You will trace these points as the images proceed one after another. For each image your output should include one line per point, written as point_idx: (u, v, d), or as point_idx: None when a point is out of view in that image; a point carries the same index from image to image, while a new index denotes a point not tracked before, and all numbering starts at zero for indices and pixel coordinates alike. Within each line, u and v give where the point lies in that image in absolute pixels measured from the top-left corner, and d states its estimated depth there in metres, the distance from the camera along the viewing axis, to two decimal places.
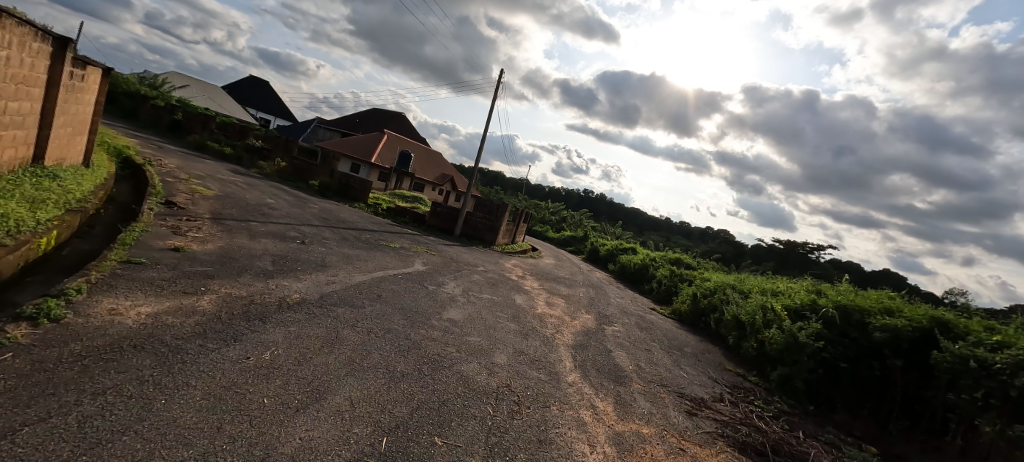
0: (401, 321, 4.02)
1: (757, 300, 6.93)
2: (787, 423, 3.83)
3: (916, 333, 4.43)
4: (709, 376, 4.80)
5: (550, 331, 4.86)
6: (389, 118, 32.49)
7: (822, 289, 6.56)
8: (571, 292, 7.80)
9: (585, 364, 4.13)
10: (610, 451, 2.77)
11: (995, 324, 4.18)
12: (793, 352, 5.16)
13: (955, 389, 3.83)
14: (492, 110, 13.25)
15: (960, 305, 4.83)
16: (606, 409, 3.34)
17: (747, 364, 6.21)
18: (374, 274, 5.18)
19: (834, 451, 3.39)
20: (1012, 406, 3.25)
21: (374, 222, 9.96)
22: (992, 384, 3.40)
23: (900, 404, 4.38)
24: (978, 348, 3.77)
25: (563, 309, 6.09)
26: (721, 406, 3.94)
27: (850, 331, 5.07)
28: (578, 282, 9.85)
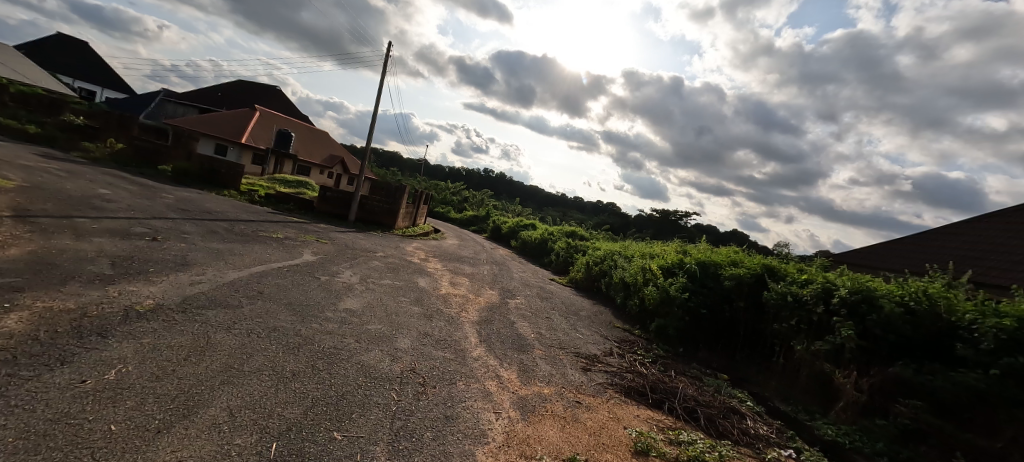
0: (288, 317, 3.66)
1: (638, 263, 7.84)
2: (663, 365, 4.44)
3: (753, 278, 5.39)
4: (601, 335, 5.33)
5: (454, 310, 4.90)
6: (265, 94, 28.74)
7: (687, 249, 7.64)
8: (475, 270, 7.92)
9: (489, 338, 4.26)
10: (514, 415, 2.95)
11: (804, 266, 5.30)
12: (665, 304, 6.10)
13: (778, 319, 4.82)
14: (382, 86, 12.58)
15: (781, 253, 6.06)
16: (510, 377, 3.51)
17: (632, 320, 7.06)
18: (252, 269, 4.61)
19: (698, 382, 4.03)
20: (813, 328, 4.28)
21: (254, 212, 8.82)
22: (802, 313, 4.41)
23: (744, 338, 5.37)
24: (793, 285, 4.77)
25: (467, 287, 6.17)
26: (612, 358, 4.41)
27: (707, 281, 5.98)
28: (482, 261, 9.99)
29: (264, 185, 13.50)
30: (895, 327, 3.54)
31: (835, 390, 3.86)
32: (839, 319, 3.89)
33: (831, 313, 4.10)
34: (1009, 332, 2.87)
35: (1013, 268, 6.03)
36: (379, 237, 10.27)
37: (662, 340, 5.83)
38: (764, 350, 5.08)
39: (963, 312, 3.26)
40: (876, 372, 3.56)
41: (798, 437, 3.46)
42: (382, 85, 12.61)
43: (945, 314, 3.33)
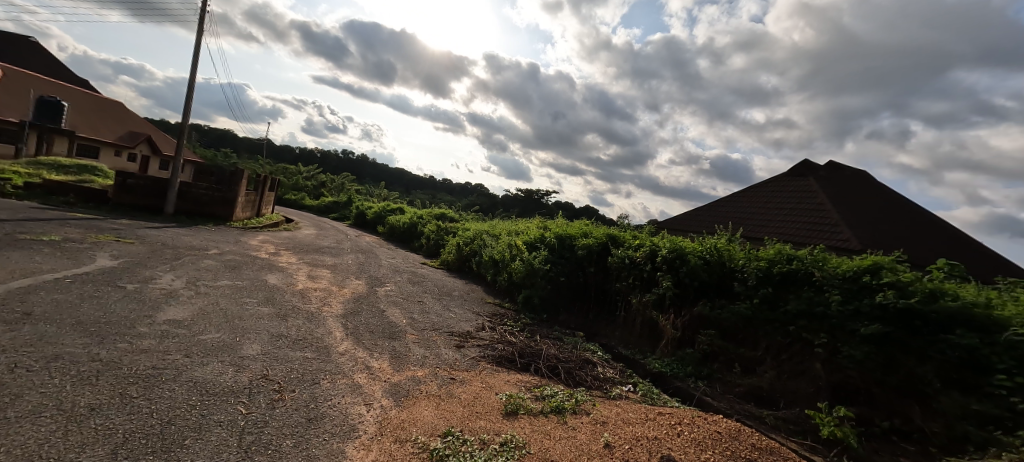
0: (77, 340, 2.84)
1: (505, 241, 8.30)
2: (530, 332, 4.85)
3: (600, 246, 6.25)
4: (473, 312, 5.56)
5: (314, 306, 4.51)
6: (15, 48, 21.13)
7: (547, 225, 8.38)
8: (337, 261, 7.36)
9: (357, 330, 4.05)
10: (387, 403, 2.89)
11: (637, 233, 6.31)
12: (530, 276, 6.61)
13: (619, 279, 5.68)
14: (197, 50, 10.49)
15: (621, 223, 7.12)
16: (381, 366, 3.41)
17: (501, 294, 7.52)
18: (9, 285, 3.44)
19: (559, 342, 4.51)
20: (644, 283, 5.22)
21: (5, 209, 6.51)
22: (637, 272, 5.34)
23: (594, 297, 6.09)
24: (629, 250, 5.65)
25: (329, 280, 5.73)
26: (484, 333, 4.63)
27: (564, 252, 6.69)
28: (347, 250, 9.32)
29: (22, 172, 10.02)
30: (697, 274, 4.55)
31: (659, 332, 4.76)
32: (661, 273, 4.92)
33: (655, 268, 5.10)
34: (763, 270, 4.09)
35: (764, 223, 8.37)
36: (213, 231, 8.63)
37: (528, 309, 6.34)
38: (608, 305, 5.84)
39: (736, 259, 4.42)
40: (686, 313, 4.56)
41: (636, 374, 4.17)
42: (198, 48, 10.52)
43: (728, 261, 4.46)
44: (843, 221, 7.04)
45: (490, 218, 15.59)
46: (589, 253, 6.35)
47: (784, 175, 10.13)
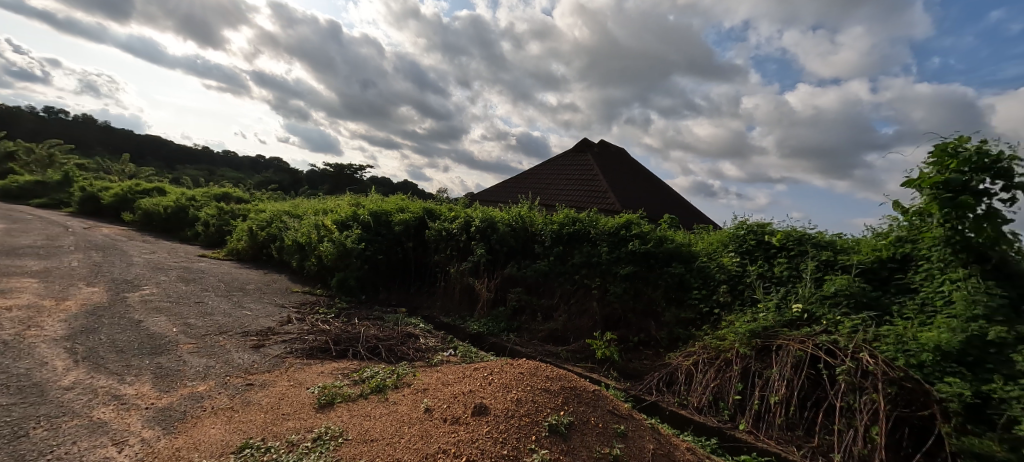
0: None
1: (311, 221, 7.38)
2: (346, 316, 4.70)
3: (416, 221, 6.37)
4: (276, 304, 5.03)
5: (10, 331, 3.23)
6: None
7: (360, 201, 7.77)
8: (47, 266, 5.34)
9: (95, 352, 3.09)
10: (149, 435, 2.31)
11: (452, 206, 6.61)
12: (344, 257, 6.14)
13: (437, 251, 5.86)
14: None
15: (437, 197, 7.26)
16: (139, 391, 2.71)
17: (311, 280, 6.92)
18: None
19: (377, 320, 4.49)
20: (461, 252, 5.55)
21: None
22: (453, 243, 5.63)
23: (414, 273, 6.31)
24: (445, 223, 5.87)
25: (36, 292, 4.16)
26: (289, 326, 4.22)
27: (380, 229, 6.48)
28: (65, 249, 6.83)
29: None
30: (505, 240, 5.19)
31: (476, 295, 5.15)
32: (476, 242, 5.34)
33: (470, 238, 5.52)
34: (555, 231, 4.97)
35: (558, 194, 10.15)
36: None
37: (344, 291, 6.02)
38: (428, 277, 6.12)
39: (536, 225, 5.17)
40: (496, 276, 5.12)
41: (455, 339, 4.48)
42: None
43: (531, 227, 5.20)
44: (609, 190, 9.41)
45: (290, 198, 13.91)
46: (405, 228, 6.38)
47: (569, 151, 12.36)
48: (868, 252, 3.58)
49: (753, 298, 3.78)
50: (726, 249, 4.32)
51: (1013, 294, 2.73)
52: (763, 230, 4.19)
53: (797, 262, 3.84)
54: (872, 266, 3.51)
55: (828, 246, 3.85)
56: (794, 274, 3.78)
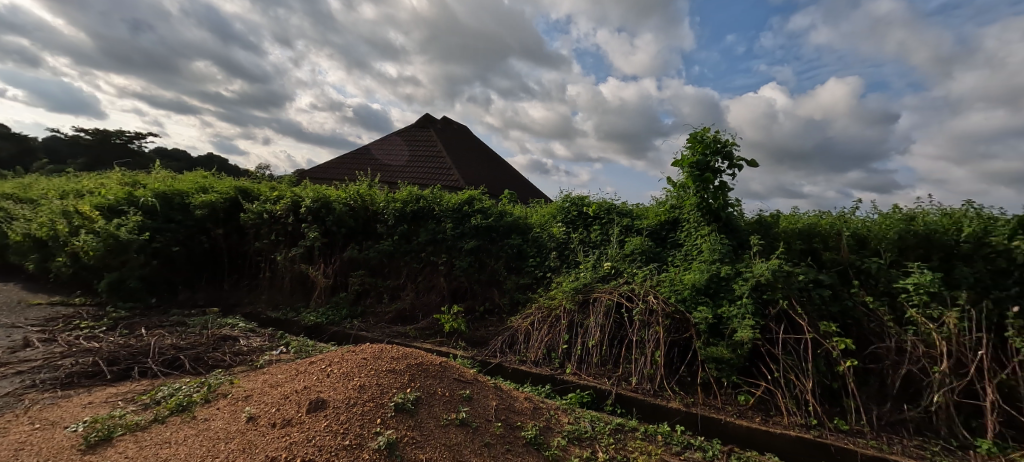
0: None
1: (54, 208, 5.49)
2: (128, 326, 3.99)
3: (227, 203, 5.42)
4: (10, 323, 3.86)
5: None
6: None
7: (138, 180, 6.02)
8: None
9: None
10: None
11: (274, 184, 5.88)
12: (118, 253, 4.82)
13: (258, 238, 5.28)
14: None
15: (254, 175, 6.29)
16: None
17: (65, 287, 5.42)
18: None
19: (176, 325, 4.08)
20: (288, 237, 5.08)
21: None
22: (278, 228, 5.07)
23: (228, 264, 5.59)
24: (266, 204, 5.20)
25: None
26: (28, 351, 3.27)
27: (174, 215, 5.32)
28: None
29: None
30: (342, 221, 4.91)
31: (311, 282, 4.89)
32: (307, 225, 4.87)
33: (299, 220, 5.01)
34: (400, 209, 4.86)
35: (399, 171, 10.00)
36: None
37: (118, 295, 4.82)
38: (246, 269, 5.55)
39: (378, 204, 4.98)
40: (334, 260, 4.89)
41: (287, 334, 4.22)
42: None
43: (371, 206, 4.99)
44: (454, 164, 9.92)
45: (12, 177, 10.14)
46: (209, 212, 5.40)
47: (412, 128, 12.15)
48: (653, 217, 4.49)
49: (573, 260, 4.47)
50: (555, 219, 4.92)
51: (732, 243, 3.84)
52: (582, 202, 4.89)
53: (607, 228, 4.62)
54: (656, 228, 4.45)
55: (627, 213, 4.71)
56: (605, 239, 4.55)
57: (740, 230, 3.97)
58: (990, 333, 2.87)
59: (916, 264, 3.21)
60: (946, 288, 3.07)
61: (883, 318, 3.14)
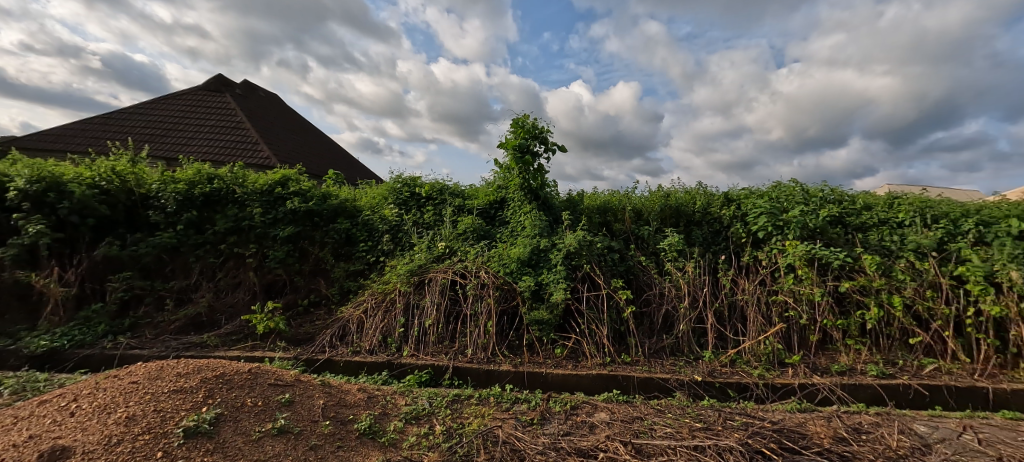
0: None
1: None
2: None
3: None
4: None
5: None
6: None
7: None
8: None
9: None
10: None
11: None
12: None
13: None
14: None
15: None
16: None
17: None
18: None
19: None
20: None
21: None
22: None
23: None
24: None
25: None
26: None
27: None
28: None
29: None
30: (92, 209, 3.93)
31: (37, 295, 3.71)
32: (21, 215, 3.69)
33: (10, 210, 3.82)
34: (182, 193, 4.16)
35: (185, 141, 8.44)
36: None
37: None
38: None
39: (149, 184, 4.18)
40: (83, 260, 3.94)
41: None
42: None
43: (136, 188, 4.12)
44: (260, 140, 8.82)
45: None
46: None
47: (201, 90, 10.19)
48: (483, 197, 4.79)
49: (407, 243, 4.49)
50: (387, 201, 4.87)
51: (549, 218, 4.38)
52: (415, 183, 4.96)
53: (440, 209, 4.77)
54: (485, 207, 4.75)
55: (459, 194, 4.98)
56: (438, 219, 4.65)
57: (554, 207, 4.57)
58: (709, 274, 4.00)
59: (669, 229, 4.25)
60: (689, 245, 4.19)
61: (650, 271, 4.05)
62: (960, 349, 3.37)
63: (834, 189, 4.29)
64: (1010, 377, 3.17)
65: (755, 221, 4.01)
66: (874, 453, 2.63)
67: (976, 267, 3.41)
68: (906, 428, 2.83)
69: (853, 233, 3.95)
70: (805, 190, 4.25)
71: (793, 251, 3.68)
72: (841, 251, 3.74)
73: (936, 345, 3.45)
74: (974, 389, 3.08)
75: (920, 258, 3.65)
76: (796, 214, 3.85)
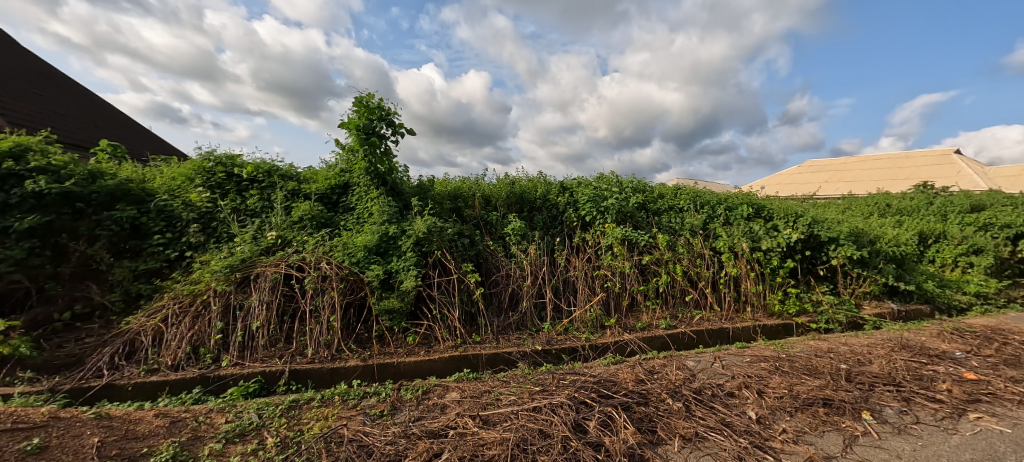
0: None
1: None
2: None
3: None
4: None
5: None
6: None
7: None
8: None
9: None
10: None
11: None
12: None
13: None
14: None
15: None
16: None
17: None
18: None
19: None
20: None
21: None
22: None
23: None
24: None
25: None
26: None
27: None
28: None
29: None
30: None
31: None
32: None
33: None
34: None
35: None
36: None
37: None
38: None
39: None
40: None
41: None
42: None
43: None
44: None
45: None
46: None
47: None
48: (322, 181, 4.41)
49: (227, 234, 3.91)
50: (192, 184, 4.15)
51: (398, 204, 4.28)
52: (233, 162, 4.34)
53: (268, 193, 4.30)
54: (325, 192, 4.40)
55: (292, 176, 4.53)
56: (267, 206, 4.16)
57: (404, 193, 4.48)
58: (548, 254, 4.46)
59: (513, 214, 4.56)
60: (531, 229, 4.59)
61: (498, 254, 4.31)
62: (714, 301, 4.55)
63: (641, 181, 5.23)
64: (740, 318, 4.44)
65: (584, 208, 4.68)
66: (660, 386, 3.39)
67: (725, 241, 4.64)
68: (681, 364, 3.71)
69: (652, 217, 4.92)
70: (621, 181, 5.06)
71: (611, 232, 4.47)
72: (645, 233, 4.64)
73: (702, 300, 4.57)
74: (721, 330, 4.19)
75: (693, 236, 4.78)
76: (612, 202, 4.64)
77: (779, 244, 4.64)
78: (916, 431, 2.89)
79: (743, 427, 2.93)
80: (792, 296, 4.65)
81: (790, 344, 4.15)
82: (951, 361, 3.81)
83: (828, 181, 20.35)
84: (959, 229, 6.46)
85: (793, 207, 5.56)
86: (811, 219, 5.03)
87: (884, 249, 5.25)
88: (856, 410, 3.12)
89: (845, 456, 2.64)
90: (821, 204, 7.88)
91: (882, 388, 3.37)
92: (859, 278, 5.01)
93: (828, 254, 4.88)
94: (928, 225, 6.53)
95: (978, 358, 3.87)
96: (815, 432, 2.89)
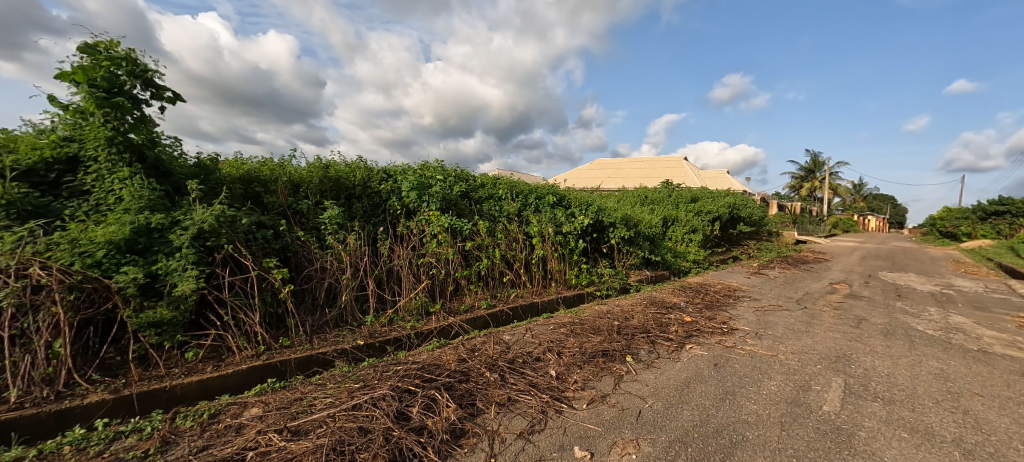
0: None
1: None
2: None
3: None
4: None
5: None
6: None
7: None
8: None
9: None
10: None
11: None
12: None
13: None
14: None
15: None
16: None
17: None
18: None
19: None
20: None
21: None
22: None
23: None
24: None
25: None
26: None
27: None
28: None
29: None
30: None
31: None
32: None
33: None
34: None
35: None
36: None
37: None
38: None
39: None
40: None
41: None
42: None
43: None
44: None
45: None
46: None
47: None
48: (27, 152, 3.13)
49: None
50: None
51: (165, 188, 3.40)
52: None
53: None
54: (34, 168, 3.14)
55: None
56: None
57: (175, 174, 3.58)
58: (369, 244, 4.27)
59: (328, 202, 4.17)
60: (349, 218, 4.28)
61: (310, 247, 3.90)
62: (527, 280, 5.22)
63: (464, 170, 5.45)
64: (546, 292, 5.23)
65: (407, 195, 4.63)
66: (480, 361, 3.70)
67: (536, 227, 5.33)
68: (498, 339, 4.13)
69: (474, 205, 5.23)
70: (445, 169, 5.17)
71: (436, 220, 4.57)
72: (467, 221, 4.91)
73: (517, 279, 5.18)
74: (532, 304, 4.85)
75: (509, 222, 5.32)
76: (436, 191, 4.73)
77: (575, 228, 5.61)
78: (657, 363, 3.93)
79: (546, 385, 3.44)
80: (584, 271, 5.73)
81: (583, 310, 5.10)
82: (678, 309, 5.33)
83: (619, 176, 25.50)
84: (685, 214, 9.01)
85: (585, 196, 6.77)
86: (597, 208, 6.23)
87: (643, 231, 6.92)
88: (622, 355, 4.04)
89: (615, 392, 3.39)
90: (606, 195, 9.79)
91: (640, 336, 4.47)
92: (628, 253, 6.50)
93: (609, 236, 6.14)
94: (670, 211, 8.88)
95: (691, 305, 5.54)
96: (596, 377, 3.63)
